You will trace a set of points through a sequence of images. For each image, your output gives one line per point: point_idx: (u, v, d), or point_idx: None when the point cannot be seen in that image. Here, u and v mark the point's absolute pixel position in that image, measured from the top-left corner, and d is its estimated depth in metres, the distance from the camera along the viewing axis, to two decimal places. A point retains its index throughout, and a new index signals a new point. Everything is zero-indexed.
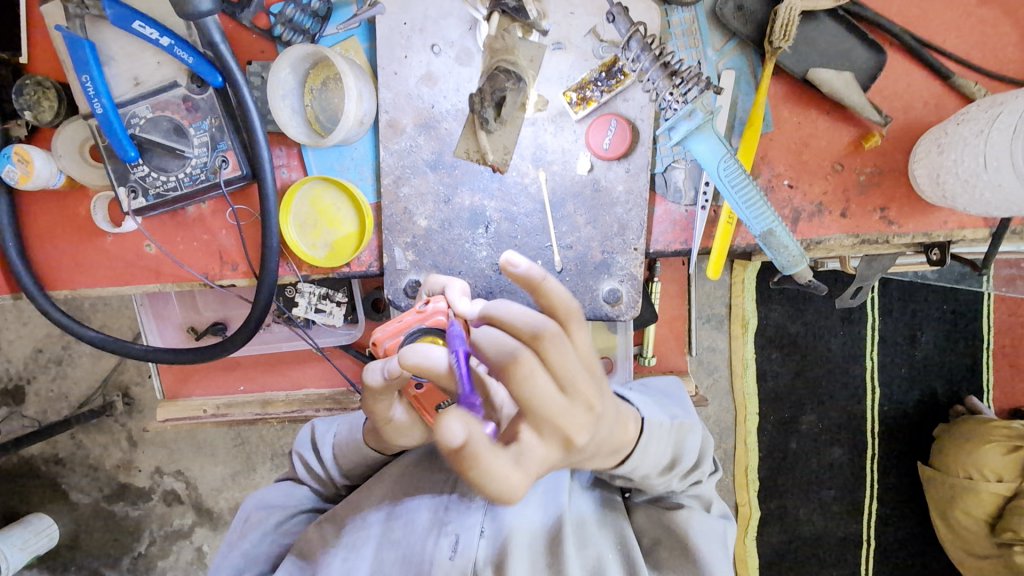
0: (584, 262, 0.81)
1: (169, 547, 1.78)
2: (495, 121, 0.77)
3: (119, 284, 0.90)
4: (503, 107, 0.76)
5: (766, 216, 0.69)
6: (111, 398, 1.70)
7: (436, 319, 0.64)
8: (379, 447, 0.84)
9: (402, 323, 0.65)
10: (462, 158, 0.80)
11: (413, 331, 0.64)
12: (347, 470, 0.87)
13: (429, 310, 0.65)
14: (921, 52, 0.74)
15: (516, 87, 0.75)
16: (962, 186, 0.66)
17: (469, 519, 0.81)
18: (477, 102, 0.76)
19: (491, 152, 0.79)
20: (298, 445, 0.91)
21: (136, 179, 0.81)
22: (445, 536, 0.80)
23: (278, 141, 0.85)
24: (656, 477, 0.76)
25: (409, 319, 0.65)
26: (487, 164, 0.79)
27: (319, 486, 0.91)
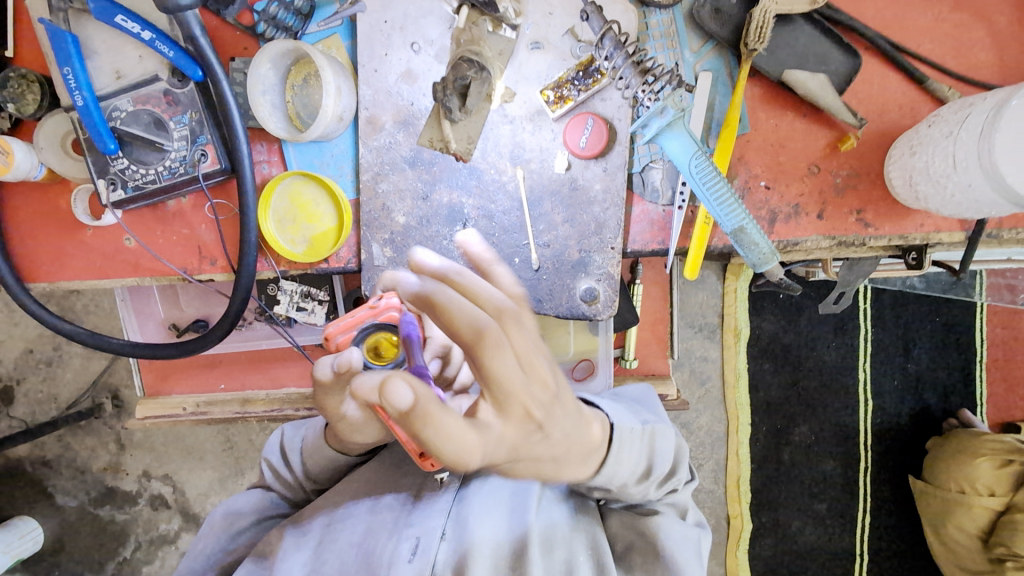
0: (562, 261, 0.81)
1: (154, 553, 1.76)
2: (460, 111, 0.77)
3: (97, 277, 0.90)
4: (467, 97, 0.76)
5: (737, 213, 0.69)
6: (101, 400, 1.70)
7: (388, 314, 0.67)
8: (340, 450, 0.82)
9: (353, 319, 0.67)
10: (427, 146, 0.80)
11: (368, 327, 0.66)
12: (314, 473, 0.86)
13: (382, 306, 0.67)
14: (895, 56, 0.74)
15: (479, 76, 0.76)
16: (933, 186, 0.67)
17: (432, 522, 0.80)
18: (439, 91, 0.77)
19: (455, 142, 0.79)
20: (268, 449, 0.91)
21: (116, 171, 0.81)
22: (404, 539, 0.79)
23: (259, 137, 0.85)
24: (633, 486, 0.76)
25: (362, 314, 0.67)
26: (451, 153, 0.80)
27: (287, 492, 0.90)
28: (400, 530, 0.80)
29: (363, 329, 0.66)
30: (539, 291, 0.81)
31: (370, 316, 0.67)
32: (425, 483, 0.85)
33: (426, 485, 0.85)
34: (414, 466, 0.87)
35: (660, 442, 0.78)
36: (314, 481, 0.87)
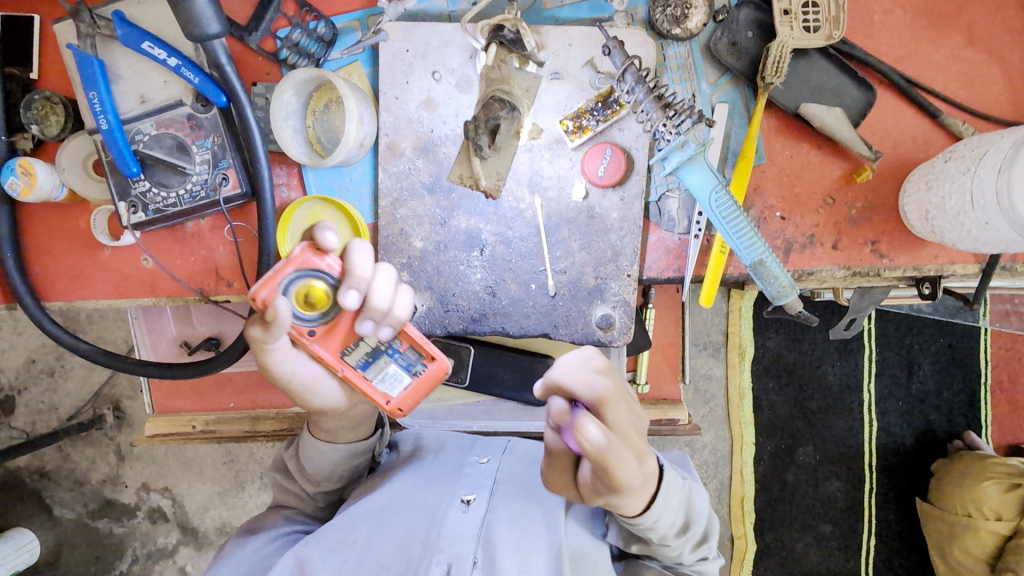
0: (577, 287, 0.81)
1: (151, 567, 1.74)
2: (489, 148, 0.78)
3: (114, 297, 0.90)
4: (498, 135, 0.77)
5: (757, 247, 0.69)
6: (102, 411, 1.69)
7: (308, 264, 0.65)
8: (330, 441, 0.84)
9: (274, 274, 0.64)
10: (456, 183, 0.81)
11: (291, 281, 0.65)
12: (319, 480, 0.87)
13: (299, 256, 0.65)
14: (910, 91, 0.76)
15: (510, 116, 0.77)
16: (950, 221, 0.67)
17: (463, 548, 0.82)
18: (471, 130, 0.77)
19: (485, 178, 0.80)
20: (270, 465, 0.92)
21: (138, 194, 0.82)
22: (436, 564, 0.80)
23: (279, 161, 0.86)
24: (670, 538, 0.75)
25: (281, 268, 0.64)
26: (480, 189, 0.81)
27: (299, 506, 0.91)
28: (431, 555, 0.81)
29: (287, 282, 0.65)
30: (555, 317, 0.82)
31: (290, 268, 0.65)
32: (450, 505, 0.87)
33: (448, 505, 0.87)
34: (436, 486, 0.89)
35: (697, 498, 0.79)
36: (322, 488, 0.89)
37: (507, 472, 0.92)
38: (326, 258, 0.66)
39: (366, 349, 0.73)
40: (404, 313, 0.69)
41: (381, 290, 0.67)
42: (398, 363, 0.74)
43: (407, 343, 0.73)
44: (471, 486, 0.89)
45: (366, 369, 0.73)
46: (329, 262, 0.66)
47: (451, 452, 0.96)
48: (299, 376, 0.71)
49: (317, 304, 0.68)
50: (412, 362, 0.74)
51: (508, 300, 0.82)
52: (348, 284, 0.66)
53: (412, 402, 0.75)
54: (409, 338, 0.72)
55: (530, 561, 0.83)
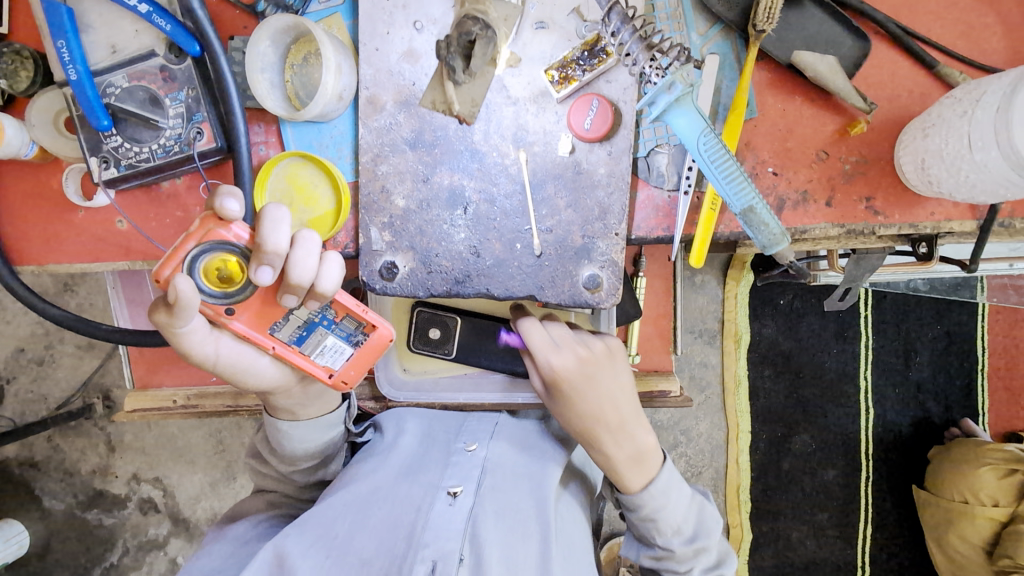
0: (564, 247, 0.79)
1: (142, 559, 1.71)
2: (464, 72, 0.76)
3: (88, 260, 0.88)
4: (472, 59, 0.75)
5: (747, 192, 0.66)
6: (92, 400, 1.66)
7: (213, 235, 0.66)
8: (292, 419, 0.86)
9: (176, 251, 0.65)
10: (430, 109, 0.78)
11: (198, 256, 0.66)
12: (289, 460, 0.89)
13: (200, 229, 0.65)
14: (905, 40, 0.73)
15: (485, 34, 0.74)
16: (947, 167, 0.65)
17: (448, 543, 0.80)
18: (443, 48, 0.75)
19: (459, 104, 0.77)
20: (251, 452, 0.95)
21: (109, 149, 0.79)
22: (420, 562, 0.78)
23: (256, 118, 0.83)
24: (677, 544, 0.85)
25: (184, 243, 0.65)
26: (455, 115, 0.78)
27: (279, 485, 0.93)
28: (415, 549, 0.80)
29: (192, 257, 0.66)
30: (541, 278, 0.79)
31: (192, 242, 0.65)
32: (435, 497, 0.86)
33: (433, 497, 0.86)
34: (422, 477, 0.90)
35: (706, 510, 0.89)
36: (297, 468, 0.90)
37: (495, 460, 0.93)
38: (231, 228, 0.67)
39: (298, 323, 0.74)
40: (329, 282, 0.70)
41: (298, 257, 0.68)
42: (336, 333, 0.76)
43: (342, 312, 0.75)
44: (457, 477, 0.89)
45: (301, 343, 0.75)
46: (235, 232, 0.67)
47: (438, 441, 0.97)
48: (224, 357, 0.72)
49: (233, 278, 0.69)
50: (351, 331, 0.76)
51: (493, 260, 0.79)
52: (261, 257, 0.66)
53: (354, 372, 0.78)
54: (342, 307, 0.74)
55: (516, 556, 0.83)
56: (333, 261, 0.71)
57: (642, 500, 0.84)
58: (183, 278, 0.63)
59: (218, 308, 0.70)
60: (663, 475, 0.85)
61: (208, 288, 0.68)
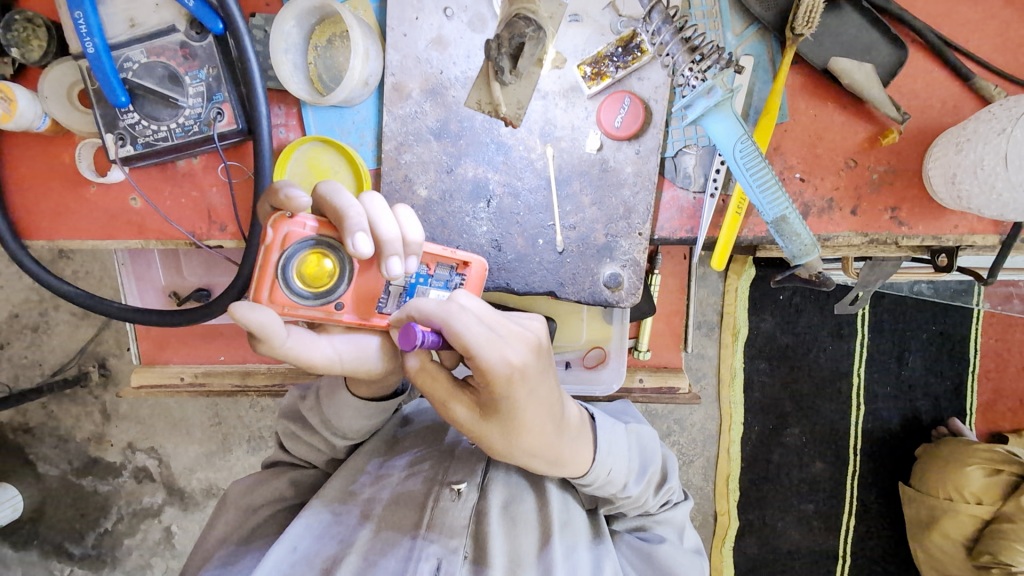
0: (587, 244, 0.78)
1: (136, 527, 1.72)
2: (511, 73, 0.74)
3: (101, 238, 0.86)
4: (520, 60, 0.73)
5: (780, 202, 0.66)
6: (87, 368, 1.65)
7: (290, 234, 0.63)
8: (368, 397, 0.83)
9: (267, 269, 0.63)
10: (474, 110, 0.77)
11: (290, 263, 0.64)
12: (347, 433, 0.87)
13: (276, 236, 0.63)
14: (944, 51, 0.72)
15: (536, 36, 0.72)
16: (976, 181, 0.66)
17: (453, 540, 0.82)
18: (493, 49, 0.73)
19: (505, 106, 0.76)
20: (282, 415, 0.90)
21: (126, 126, 0.78)
22: (425, 560, 0.80)
23: (277, 99, 0.81)
24: (632, 486, 0.83)
25: (270, 257, 0.63)
26: (501, 118, 0.76)
27: (310, 455, 0.91)
28: (420, 549, 0.81)
29: (281, 269, 0.63)
30: (562, 274, 0.79)
31: (276, 252, 0.63)
32: (441, 493, 0.86)
33: (438, 493, 0.86)
34: (425, 474, 0.89)
35: (645, 440, 0.90)
36: (348, 441, 0.88)
37: None
38: (304, 221, 0.64)
39: (399, 289, 0.70)
40: (417, 233, 0.67)
41: (382, 218, 0.65)
42: (435, 286, 0.71)
43: (433, 262, 0.71)
44: (462, 472, 0.88)
45: None
46: (309, 224, 0.64)
47: (444, 431, 0.97)
48: (346, 354, 0.69)
49: (328, 271, 0.66)
50: (447, 279, 0.72)
51: (514, 255, 0.79)
52: (349, 231, 0.63)
53: None
54: (435, 258, 0.71)
55: (520, 548, 0.84)
56: (410, 216, 0.68)
57: (595, 475, 0.78)
58: (263, 310, 0.61)
59: (330, 308, 0.66)
60: (601, 428, 0.80)
61: (308, 292, 0.65)
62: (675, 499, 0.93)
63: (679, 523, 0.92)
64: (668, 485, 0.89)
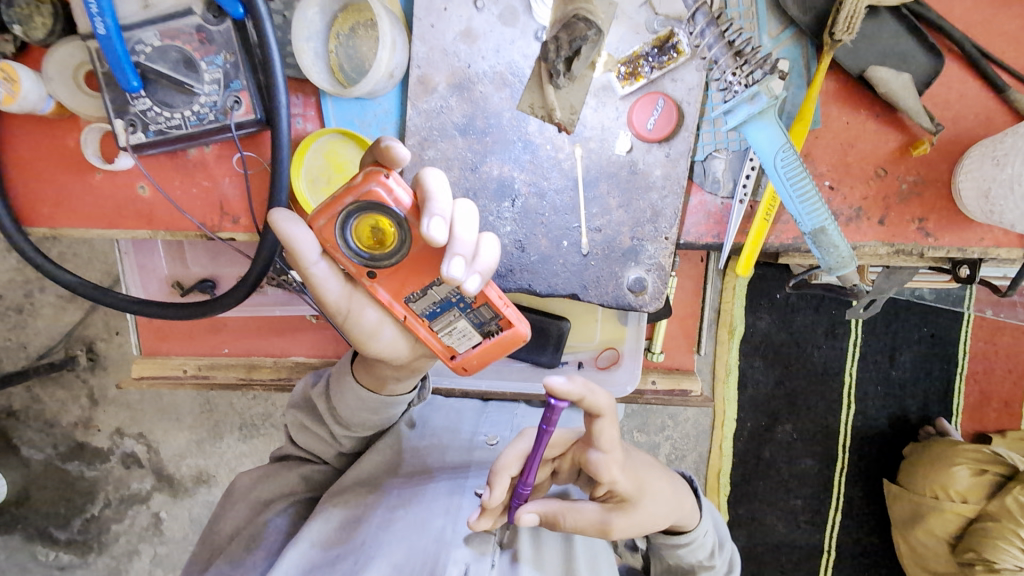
0: (612, 247, 0.77)
1: (124, 512, 1.69)
2: (565, 77, 0.71)
3: (106, 226, 0.83)
4: (575, 62, 0.69)
5: (820, 213, 0.65)
6: (75, 352, 1.60)
7: (368, 192, 0.60)
8: (375, 390, 0.82)
9: (334, 203, 0.61)
10: (528, 113, 0.75)
11: (353, 210, 0.62)
12: (350, 426, 0.86)
13: (360, 183, 0.60)
14: (980, 62, 0.72)
15: (596, 38, 0.67)
16: (1012, 197, 0.66)
17: (484, 546, 0.77)
18: (551, 51, 0.68)
19: (560, 111, 0.73)
20: (290, 404, 0.89)
21: (137, 112, 0.74)
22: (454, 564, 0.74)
23: (296, 88, 0.78)
24: (716, 554, 0.84)
25: (342, 195, 0.61)
26: (553, 122, 0.74)
27: (322, 450, 0.91)
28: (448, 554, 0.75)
29: (344, 211, 0.62)
30: (586, 277, 0.77)
31: (349, 198, 0.61)
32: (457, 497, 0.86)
33: (462, 498, 0.83)
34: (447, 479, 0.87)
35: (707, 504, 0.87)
36: (353, 434, 0.88)
37: None
38: (393, 187, 0.60)
39: (434, 299, 0.68)
40: (486, 263, 0.65)
41: (461, 226, 0.63)
42: (469, 318, 0.70)
43: (482, 300, 0.68)
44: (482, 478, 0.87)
45: (434, 319, 0.70)
46: (396, 194, 0.60)
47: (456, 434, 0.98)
48: (353, 313, 0.70)
49: (382, 241, 0.64)
50: (487, 321, 0.70)
51: (538, 256, 0.77)
52: (425, 217, 0.61)
53: (479, 362, 0.72)
54: (485, 298, 0.67)
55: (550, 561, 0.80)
56: (490, 245, 0.66)
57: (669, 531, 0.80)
58: (303, 228, 0.63)
59: (361, 269, 0.65)
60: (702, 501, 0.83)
61: (355, 247, 0.64)
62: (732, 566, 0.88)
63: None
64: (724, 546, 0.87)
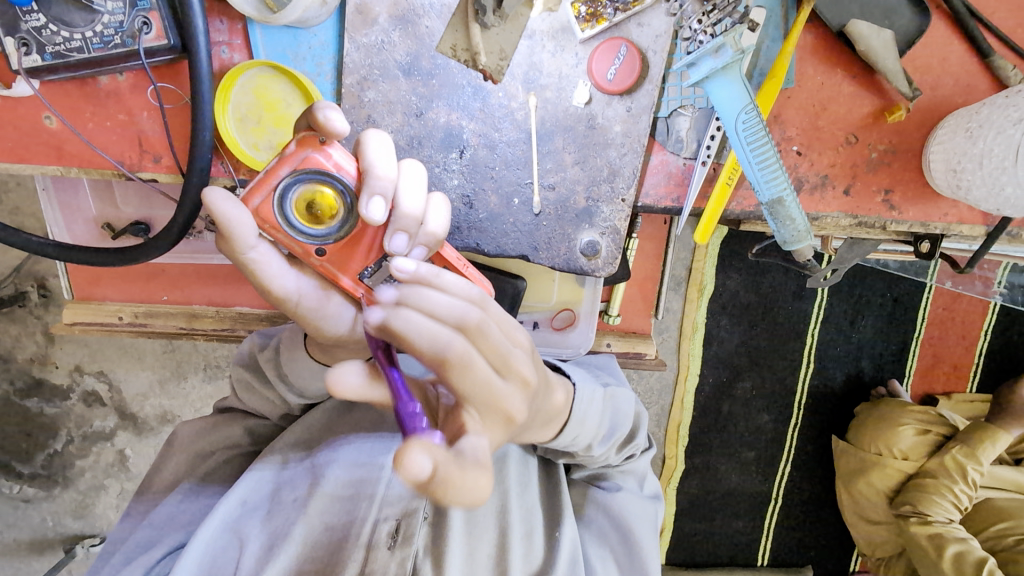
0: (565, 208, 0.71)
1: (88, 449, 1.55)
2: (494, 15, 0.66)
3: (10, 160, 0.74)
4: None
5: (779, 182, 0.63)
6: (24, 288, 1.41)
7: (306, 159, 0.56)
8: (325, 362, 0.78)
9: (267, 176, 0.56)
10: (448, 55, 0.68)
11: (291, 181, 0.57)
12: (302, 393, 0.82)
13: (294, 152, 0.56)
14: (967, 22, 0.67)
15: None
16: (979, 173, 0.63)
17: (413, 502, 0.82)
18: None
19: (485, 55, 0.68)
20: (237, 362, 0.85)
21: (30, 29, 0.65)
22: (385, 521, 0.80)
23: (219, 12, 0.70)
24: (596, 446, 0.82)
25: (275, 166, 0.56)
26: (479, 68, 0.69)
27: (267, 410, 0.87)
28: (381, 510, 0.81)
29: (280, 183, 0.57)
30: (536, 238, 0.72)
31: (286, 169, 0.56)
32: None
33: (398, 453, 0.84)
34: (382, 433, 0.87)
35: (621, 402, 0.87)
36: (302, 400, 0.83)
37: None
38: (331, 153, 0.57)
39: None
40: (439, 227, 0.60)
41: (408, 192, 0.59)
42: None
43: (439, 264, 0.64)
44: None
45: None
46: (335, 160, 0.57)
47: None
48: (306, 298, 0.63)
49: (327, 213, 0.58)
50: None
51: (486, 214, 0.71)
52: (368, 189, 0.57)
53: None
54: (442, 260, 0.63)
55: (477, 516, 0.85)
56: (440, 207, 0.62)
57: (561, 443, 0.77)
58: (238, 206, 0.55)
59: (307, 249, 0.59)
60: (579, 402, 0.76)
61: (299, 226, 0.58)
62: (639, 452, 0.91)
63: (642, 472, 0.92)
64: (631, 440, 0.88)
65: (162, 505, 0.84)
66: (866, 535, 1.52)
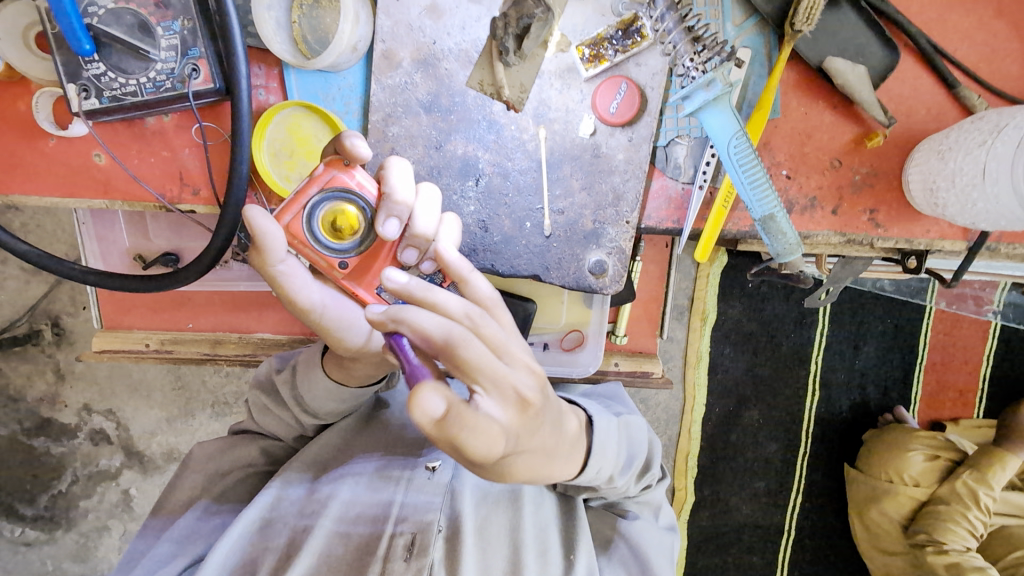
0: (574, 230, 0.77)
1: (92, 489, 1.56)
2: (515, 55, 0.72)
3: (61, 194, 0.81)
4: (526, 40, 0.71)
5: (769, 200, 0.69)
6: (39, 327, 1.45)
7: (332, 181, 0.62)
8: (341, 381, 0.81)
9: (299, 196, 0.62)
10: (477, 89, 0.75)
11: (318, 200, 0.62)
12: (317, 414, 0.85)
13: (323, 174, 0.62)
14: (934, 57, 0.74)
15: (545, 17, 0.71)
16: (953, 191, 0.68)
17: (427, 516, 0.83)
18: (500, 28, 0.71)
19: (508, 89, 0.75)
20: (255, 385, 0.88)
21: (90, 76, 0.72)
22: (400, 534, 0.81)
23: (257, 58, 0.78)
24: (618, 478, 0.83)
25: (305, 186, 0.62)
26: (502, 99, 0.75)
27: (284, 431, 0.90)
28: (394, 525, 0.82)
29: (309, 202, 0.62)
30: (547, 258, 0.77)
31: (314, 188, 0.62)
32: (415, 473, 0.86)
33: (413, 471, 0.87)
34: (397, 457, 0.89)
35: (635, 431, 0.90)
36: (314, 421, 0.87)
37: None
38: (355, 175, 0.63)
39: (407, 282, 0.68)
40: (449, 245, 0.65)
41: (424, 213, 0.64)
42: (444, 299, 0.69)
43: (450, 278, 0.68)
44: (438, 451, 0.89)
45: None
46: (358, 180, 0.63)
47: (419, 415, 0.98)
48: (328, 308, 0.68)
49: (350, 229, 0.64)
50: None
51: (500, 236, 0.77)
52: (386, 210, 0.63)
53: None
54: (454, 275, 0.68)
55: (490, 530, 0.87)
56: (452, 226, 0.67)
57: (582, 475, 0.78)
58: (271, 221, 0.59)
59: (332, 262, 0.64)
60: (597, 430, 0.79)
61: (325, 240, 0.63)
62: (655, 482, 0.93)
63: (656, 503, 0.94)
64: (649, 470, 0.90)
65: (182, 522, 0.86)
66: (883, 567, 1.50)
